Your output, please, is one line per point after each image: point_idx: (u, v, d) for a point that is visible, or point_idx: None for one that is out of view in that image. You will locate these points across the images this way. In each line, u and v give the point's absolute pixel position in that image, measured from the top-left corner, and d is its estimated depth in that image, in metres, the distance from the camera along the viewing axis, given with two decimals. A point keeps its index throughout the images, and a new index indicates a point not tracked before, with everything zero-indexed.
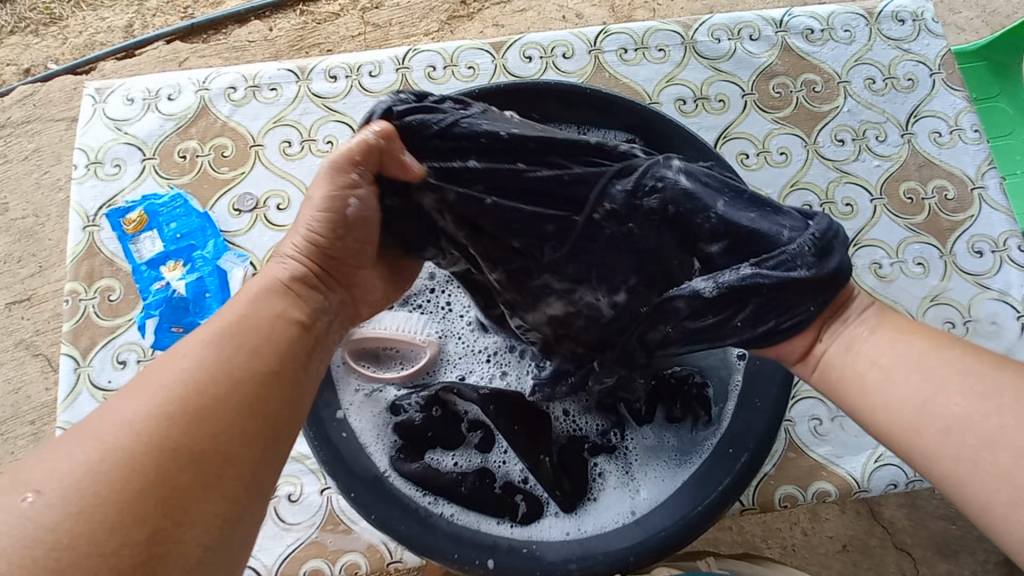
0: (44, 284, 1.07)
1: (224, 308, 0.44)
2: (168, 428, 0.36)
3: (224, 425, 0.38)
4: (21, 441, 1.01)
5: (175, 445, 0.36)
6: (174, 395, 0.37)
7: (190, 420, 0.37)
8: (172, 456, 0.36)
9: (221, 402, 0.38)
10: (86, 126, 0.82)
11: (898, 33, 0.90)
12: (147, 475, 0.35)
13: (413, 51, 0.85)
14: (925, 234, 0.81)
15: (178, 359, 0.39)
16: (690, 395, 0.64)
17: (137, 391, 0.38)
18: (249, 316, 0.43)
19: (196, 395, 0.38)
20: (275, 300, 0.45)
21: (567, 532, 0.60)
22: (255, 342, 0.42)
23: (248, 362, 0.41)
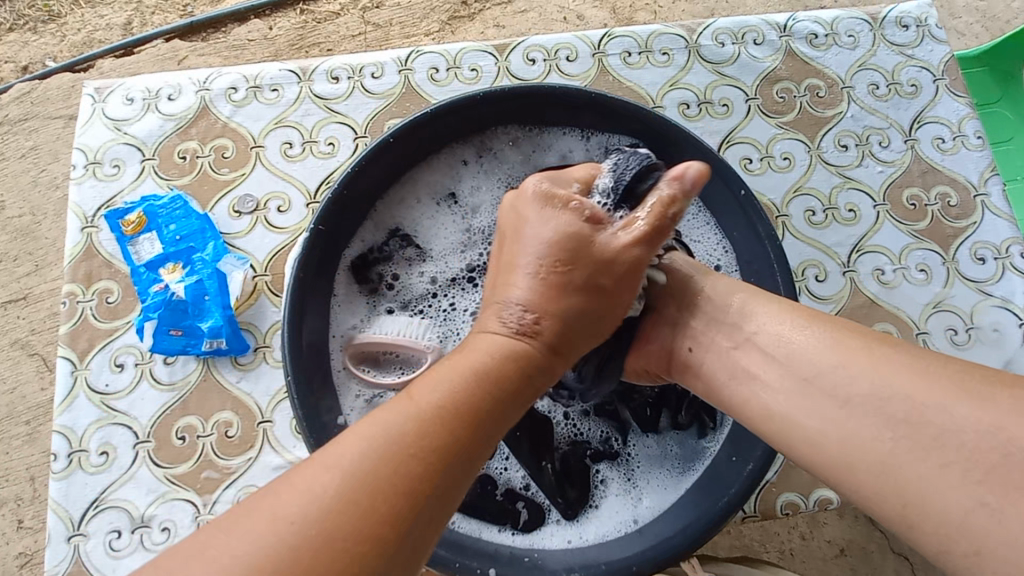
0: (41, 283, 1.06)
1: (457, 377, 0.43)
2: (372, 502, 0.36)
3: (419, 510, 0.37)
4: (16, 442, 1.00)
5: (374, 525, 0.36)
6: (382, 469, 0.37)
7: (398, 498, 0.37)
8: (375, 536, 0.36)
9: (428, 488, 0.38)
10: (85, 126, 0.81)
11: (902, 39, 0.90)
12: (345, 556, 0.35)
13: (416, 52, 0.85)
14: (927, 241, 0.81)
15: (399, 422, 0.40)
16: (695, 403, 0.65)
17: (359, 446, 0.38)
18: (467, 396, 0.42)
19: (411, 475, 0.38)
20: (495, 379, 0.43)
21: (568, 540, 0.59)
22: (465, 432, 0.40)
23: (442, 444, 0.39)
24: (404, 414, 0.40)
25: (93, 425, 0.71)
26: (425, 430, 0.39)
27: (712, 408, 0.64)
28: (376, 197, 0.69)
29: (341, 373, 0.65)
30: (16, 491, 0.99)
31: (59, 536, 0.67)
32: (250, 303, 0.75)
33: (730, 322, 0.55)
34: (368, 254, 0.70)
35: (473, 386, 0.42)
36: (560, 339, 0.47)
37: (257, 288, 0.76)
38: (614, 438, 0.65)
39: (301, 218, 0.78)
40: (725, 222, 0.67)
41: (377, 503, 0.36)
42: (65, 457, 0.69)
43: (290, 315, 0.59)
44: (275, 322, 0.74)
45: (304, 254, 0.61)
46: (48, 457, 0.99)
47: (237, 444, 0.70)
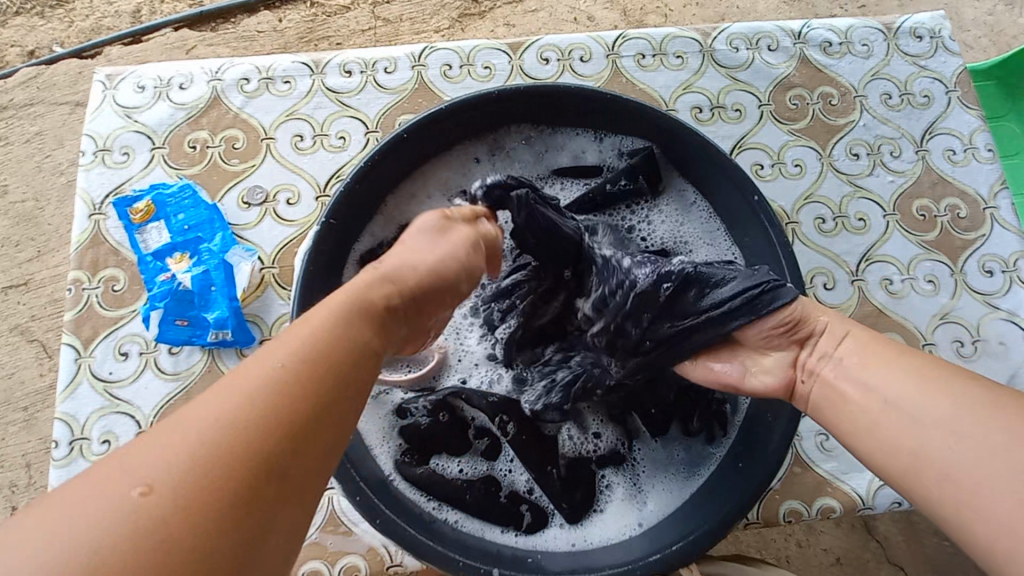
0: (43, 269, 1.06)
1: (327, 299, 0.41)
2: (242, 425, 0.33)
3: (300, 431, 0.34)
4: (12, 428, 0.99)
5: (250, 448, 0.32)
6: (258, 393, 0.34)
7: (276, 420, 0.33)
8: (251, 461, 0.32)
9: (311, 406, 0.35)
10: (94, 112, 0.81)
11: (916, 49, 0.90)
12: (220, 481, 0.31)
13: (429, 49, 0.84)
14: (936, 252, 0.81)
15: (273, 347, 0.37)
16: (708, 410, 0.64)
17: (234, 375, 0.35)
18: (356, 312, 0.40)
19: (287, 395, 0.34)
20: (373, 303, 0.42)
21: (572, 543, 0.59)
22: (350, 347, 0.39)
23: (320, 361, 0.37)
24: (275, 343, 0.37)
25: (95, 413, 0.70)
26: (299, 352, 0.36)
27: (722, 415, 0.64)
28: (387, 192, 0.68)
29: None
30: (10, 477, 0.98)
31: None
32: (257, 295, 0.75)
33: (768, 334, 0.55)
34: (377, 248, 0.68)
35: (362, 303, 0.41)
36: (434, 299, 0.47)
37: (264, 281, 0.75)
38: (620, 443, 0.65)
39: (310, 211, 0.78)
40: (740, 229, 0.66)
41: (249, 427, 0.33)
42: (67, 445, 0.69)
43: (299, 308, 0.59)
44: (282, 315, 0.74)
45: (314, 249, 0.62)
46: (44, 444, 0.99)
47: None
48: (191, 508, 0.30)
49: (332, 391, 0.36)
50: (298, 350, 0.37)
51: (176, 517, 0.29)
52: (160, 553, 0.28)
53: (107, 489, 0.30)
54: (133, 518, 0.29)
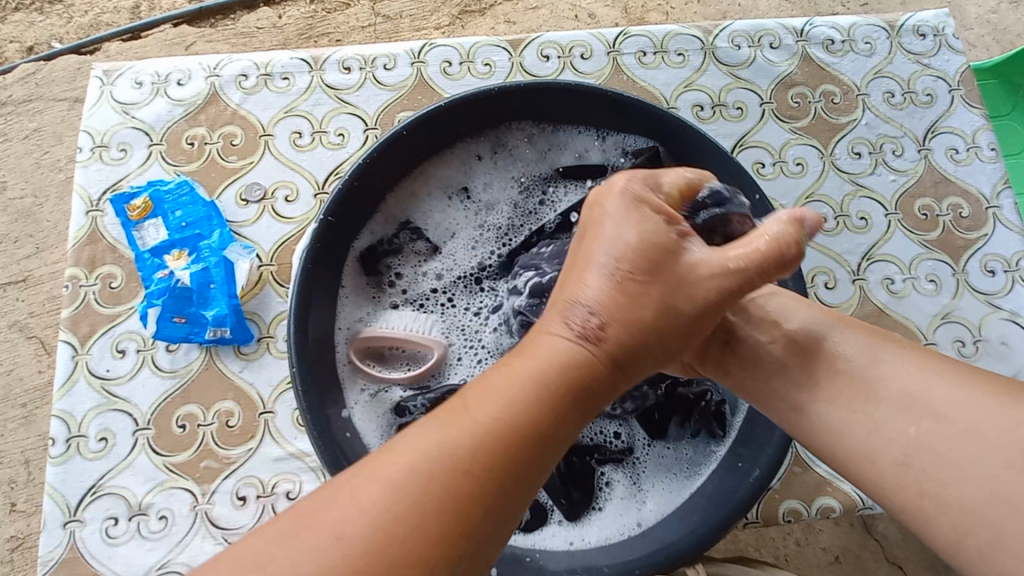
0: (42, 265, 1.06)
1: (487, 390, 0.39)
2: (400, 532, 0.33)
3: (459, 537, 0.34)
4: (11, 424, 0.99)
5: (401, 559, 0.33)
6: (415, 495, 0.35)
7: (433, 528, 0.34)
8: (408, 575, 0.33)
9: (470, 510, 0.35)
10: (92, 108, 0.80)
11: (919, 47, 0.89)
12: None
13: (429, 45, 0.84)
14: (938, 251, 0.81)
15: (412, 453, 0.36)
16: (707, 410, 0.64)
17: (374, 484, 0.35)
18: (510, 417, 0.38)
19: (447, 498, 0.35)
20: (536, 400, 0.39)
21: (571, 541, 0.59)
22: (497, 462, 0.36)
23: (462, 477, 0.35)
24: (445, 430, 0.37)
25: (91, 411, 0.70)
26: (468, 449, 0.36)
27: (721, 415, 0.64)
28: (388, 189, 0.68)
29: (346, 367, 0.65)
30: (9, 474, 0.98)
31: (54, 522, 0.66)
32: (255, 292, 0.74)
33: (777, 336, 0.55)
34: (377, 246, 0.69)
35: (520, 399, 0.39)
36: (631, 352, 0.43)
37: (262, 278, 0.75)
38: (621, 441, 0.64)
39: (308, 208, 0.77)
40: None
41: (404, 533, 0.33)
42: (63, 442, 0.69)
43: (296, 305, 0.59)
44: (280, 312, 0.74)
45: (312, 247, 0.61)
46: (43, 441, 0.99)
47: (238, 435, 0.69)
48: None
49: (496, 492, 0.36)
50: (467, 443, 0.36)
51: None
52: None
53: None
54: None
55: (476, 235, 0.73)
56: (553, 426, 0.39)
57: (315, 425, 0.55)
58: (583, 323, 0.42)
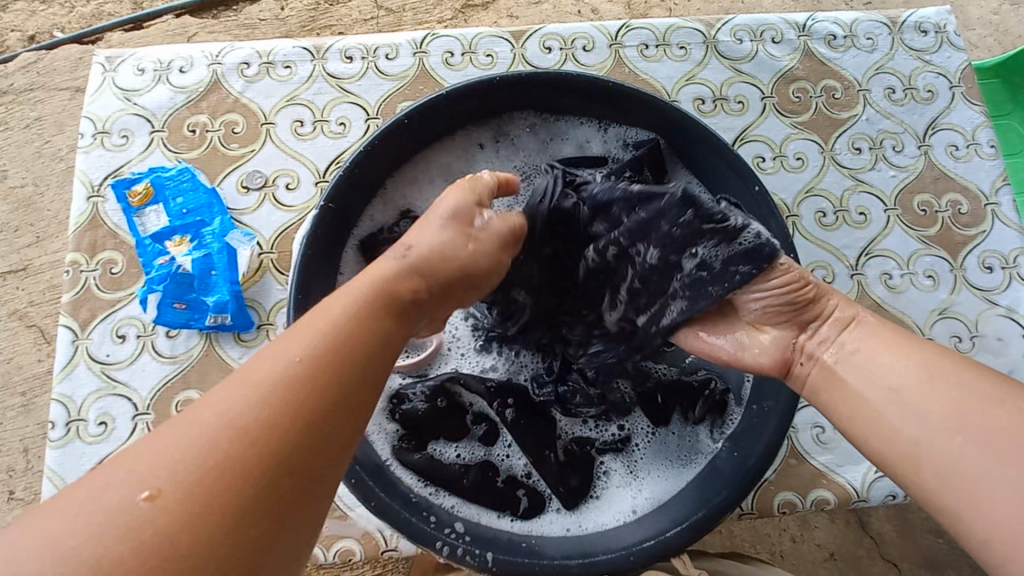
0: (42, 254, 1.06)
1: (306, 322, 0.41)
2: (239, 432, 0.34)
3: (302, 430, 0.36)
4: (10, 412, 1.00)
5: (241, 456, 0.34)
6: (233, 423, 0.35)
7: (276, 421, 0.35)
8: (250, 468, 0.34)
9: (313, 406, 0.37)
10: (94, 94, 0.81)
11: (920, 44, 0.89)
12: (219, 493, 0.33)
13: (431, 36, 0.84)
14: (936, 247, 0.81)
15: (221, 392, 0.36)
16: (710, 399, 0.64)
17: (182, 426, 0.34)
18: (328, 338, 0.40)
19: (287, 395, 0.36)
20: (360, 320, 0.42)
21: (568, 528, 0.59)
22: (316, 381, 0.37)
23: (285, 398, 0.36)
24: (287, 339, 0.39)
25: (91, 394, 0.70)
26: (302, 352, 0.38)
27: (723, 406, 0.64)
28: (390, 177, 0.69)
29: None
30: (8, 462, 0.98)
31: None
32: (256, 280, 0.75)
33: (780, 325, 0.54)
34: (377, 234, 0.69)
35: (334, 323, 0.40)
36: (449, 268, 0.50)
37: (263, 265, 0.75)
38: (620, 430, 0.65)
39: (309, 196, 0.78)
40: None
41: (242, 433, 0.34)
42: (63, 426, 0.69)
43: (295, 291, 0.59)
44: (280, 300, 0.74)
45: (315, 232, 0.61)
46: (42, 429, 0.99)
47: None
48: (195, 519, 0.32)
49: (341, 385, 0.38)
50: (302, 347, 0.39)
51: (175, 529, 0.31)
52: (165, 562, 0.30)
53: (114, 493, 0.32)
54: (142, 521, 0.31)
55: None
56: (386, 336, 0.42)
57: None
58: (400, 253, 0.48)
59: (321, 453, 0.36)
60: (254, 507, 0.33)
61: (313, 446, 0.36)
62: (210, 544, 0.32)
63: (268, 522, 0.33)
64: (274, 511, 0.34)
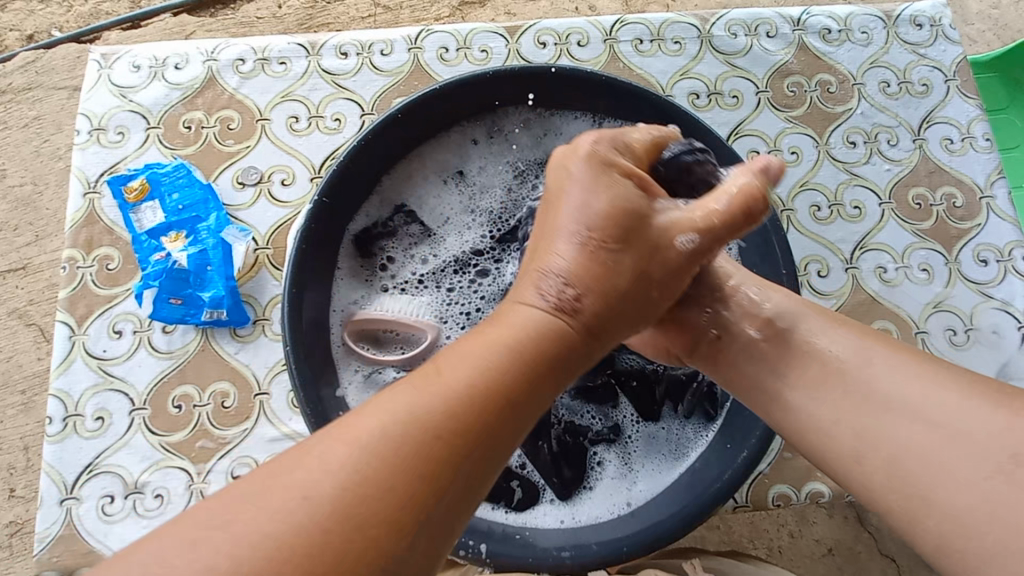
0: (41, 253, 1.06)
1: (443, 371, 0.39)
2: (397, 457, 0.35)
3: (432, 488, 0.35)
4: (10, 411, 1.00)
5: (402, 480, 0.35)
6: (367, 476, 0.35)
7: (410, 486, 0.35)
8: (407, 490, 0.35)
9: (468, 435, 0.37)
10: (90, 91, 0.81)
11: (915, 37, 0.89)
12: (379, 510, 0.34)
13: (426, 31, 0.84)
14: (930, 240, 0.81)
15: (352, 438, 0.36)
16: (699, 392, 0.65)
17: (315, 467, 0.35)
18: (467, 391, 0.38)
19: (400, 472, 0.35)
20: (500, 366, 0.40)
21: (561, 520, 0.60)
22: (455, 438, 0.37)
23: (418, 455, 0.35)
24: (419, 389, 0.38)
25: (89, 390, 0.71)
26: (466, 384, 0.38)
27: (713, 397, 0.64)
28: (383, 172, 0.69)
29: (340, 348, 0.65)
30: (8, 460, 0.99)
31: (51, 499, 0.67)
32: (251, 275, 0.75)
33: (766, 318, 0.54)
34: (371, 229, 0.69)
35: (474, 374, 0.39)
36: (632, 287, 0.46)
37: (258, 261, 0.75)
38: (612, 421, 0.65)
39: (305, 192, 0.78)
40: None
41: (370, 490, 0.34)
42: (61, 421, 0.69)
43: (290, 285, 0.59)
44: (275, 295, 0.74)
45: (306, 227, 0.61)
46: (42, 427, 1.00)
47: (233, 415, 0.70)
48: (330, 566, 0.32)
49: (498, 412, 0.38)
50: (483, 372, 0.39)
51: (341, 540, 0.33)
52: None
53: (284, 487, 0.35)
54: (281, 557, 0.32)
55: (469, 218, 0.73)
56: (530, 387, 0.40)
57: (308, 405, 0.55)
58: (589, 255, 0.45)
59: (468, 480, 0.36)
60: (405, 532, 0.34)
61: (464, 473, 0.36)
62: None
63: (416, 540, 0.34)
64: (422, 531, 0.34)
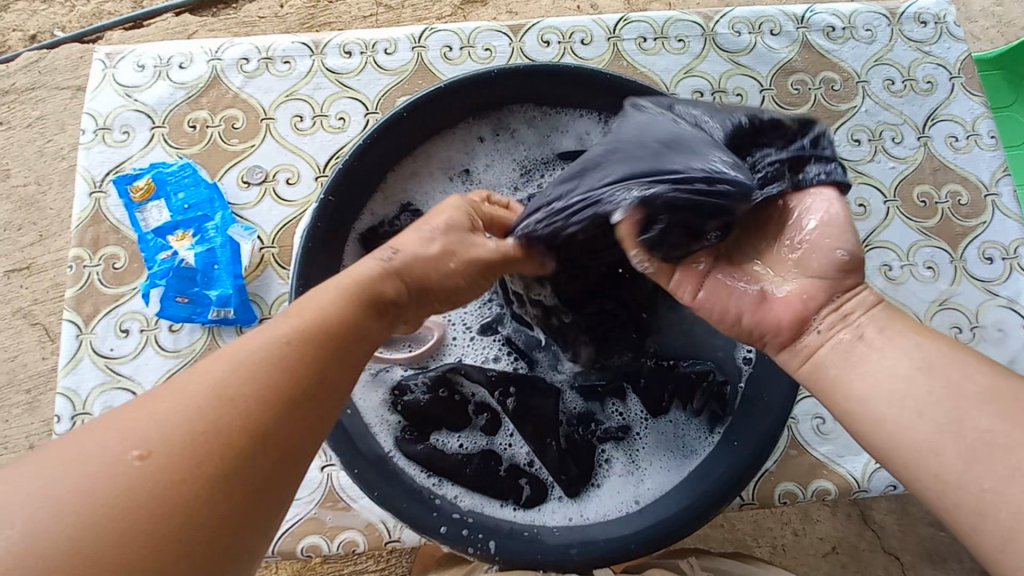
0: (45, 253, 1.07)
1: (297, 307, 0.43)
2: (196, 429, 0.35)
3: (288, 406, 0.38)
4: (16, 410, 1.00)
5: (248, 411, 0.36)
6: (217, 400, 0.36)
7: (264, 402, 0.37)
8: (210, 462, 0.34)
9: (317, 368, 0.40)
10: (95, 91, 0.81)
11: (920, 35, 0.89)
12: (232, 450, 0.35)
13: (430, 30, 0.84)
14: (936, 238, 0.81)
15: (201, 376, 0.37)
16: (710, 391, 0.63)
17: (166, 400, 0.36)
18: (318, 323, 0.42)
19: (257, 392, 0.37)
20: (347, 305, 0.44)
21: (570, 517, 0.60)
22: (306, 362, 0.40)
23: (269, 380, 0.38)
24: (272, 325, 0.41)
25: (96, 389, 0.71)
26: (264, 350, 0.39)
27: (723, 397, 0.63)
28: (390, 170, 0.69)
29: None
30: (13, 459, 0.99)
31: None
32: (257, 274, 0.75)
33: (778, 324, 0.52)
34: (378, 227, 0.69)
35: (324, 311, 0.43)
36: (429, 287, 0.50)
37: (264, 260, 0.76)
38: (620, 418, 0.66)
39: (310, 191, 0.78)
40: None
41: (224, 410, 0.36)
42: (68, 419, 0.70)
43: (296, 284, 0.60)
44: (282, 294, 0.74)
45: (313, 226, 0.62)
46: (47, 426, 1.00)
47: None
48: (185, 481, 0.33)
49: (310, 378, 0.39)
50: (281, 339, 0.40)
51: (175, 496, 0.33)
52: (171, 525, 0.32)
53: (115, 455, 0.33)
54: (134, 486, 0.32)
55: None
56: (367, 322, 0.44)
57: None
58: (386, 256, 0.48)
59: (320, 412, 0.39)
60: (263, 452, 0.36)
61: (277, 438, 0.37)
62: (200, 515, 0.33)
63: (261, 488, 0.36)
64: (249, 502, 0.35)
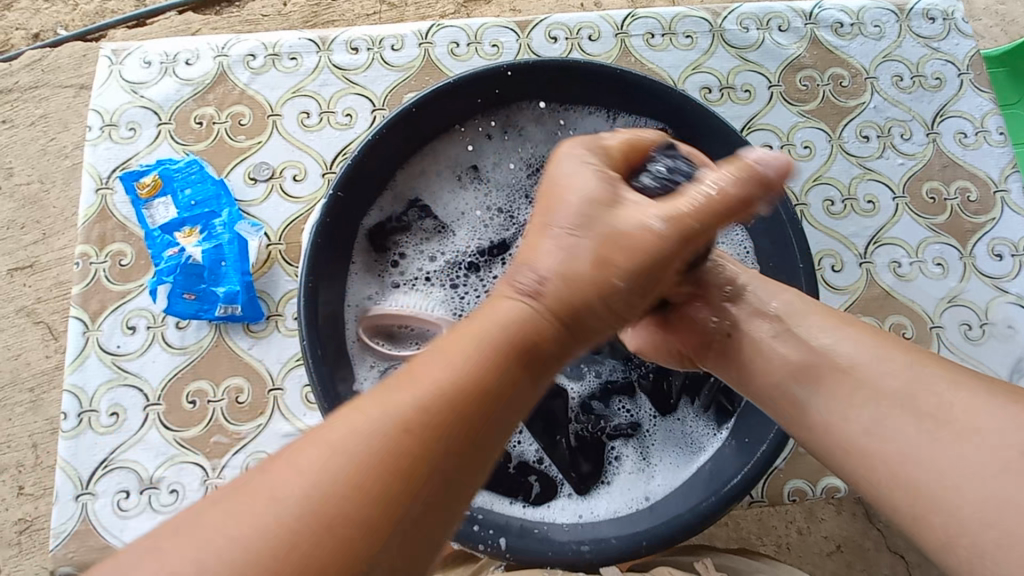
0: (48, 251, 1.06)
1: (415, 377, 0.36)
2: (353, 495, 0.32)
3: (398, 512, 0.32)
4: (19, 408, 1.00)
5: (349, 518, 0.32)
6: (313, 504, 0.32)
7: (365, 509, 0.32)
8: (364, 531, 0.31)
9: (433, 462, 0.34)
10: (101, 88, 0.81)
11: (928, 31, 0.89)
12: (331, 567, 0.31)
13: (437, 26, 0.84)
14: (945, 234, 0.81)
15: (293, 472, 0.33)
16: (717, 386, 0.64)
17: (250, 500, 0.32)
18: (438, 401, 0.35)
19: (360, 495, 0.32)
20: (474, 374, 0.36)
21: (579, 514, 0.59)
22: (421, 454, 0.34)
23: (375, 481, 0.33)
24: (382, 400, 0.35)
25: (102, 386, 0.71)
26: (418, 412, 0.34)
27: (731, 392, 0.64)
28: (399, 166, 0.68)
29: (355, 345, 0.65)
30: (17, 457, 0.98)
31: (65, 495, 0.67)
32: (264, 271, 0.75)
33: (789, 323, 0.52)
34: (386, 224, 0.69)
35: (442, 387, 0.35)
36: (582, 324, 0.41)
37: (271, 257, 0.75)
38: (628, 415, 0.65)
39: (316, 187, 0.78)
40: None
41: (324, 518, 0.31)
42: (75, 417, 0.70)
43: (306, 278, 0.58)
44: (289, 291, 0.74)
45: (321, 222, 0.60)
46: (51, 425, 1.00)
47: (247, 411, 0.70)
48: None
49: (425, 474, 0.33)
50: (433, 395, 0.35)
51: None
52: None
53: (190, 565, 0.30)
54: None
55: (483, 214, 0.73)
56: (498, 398, 0.36)
57: (325, 399, 0.55)
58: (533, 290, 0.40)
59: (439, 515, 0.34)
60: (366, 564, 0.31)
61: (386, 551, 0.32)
62: None
63: None
64: None
